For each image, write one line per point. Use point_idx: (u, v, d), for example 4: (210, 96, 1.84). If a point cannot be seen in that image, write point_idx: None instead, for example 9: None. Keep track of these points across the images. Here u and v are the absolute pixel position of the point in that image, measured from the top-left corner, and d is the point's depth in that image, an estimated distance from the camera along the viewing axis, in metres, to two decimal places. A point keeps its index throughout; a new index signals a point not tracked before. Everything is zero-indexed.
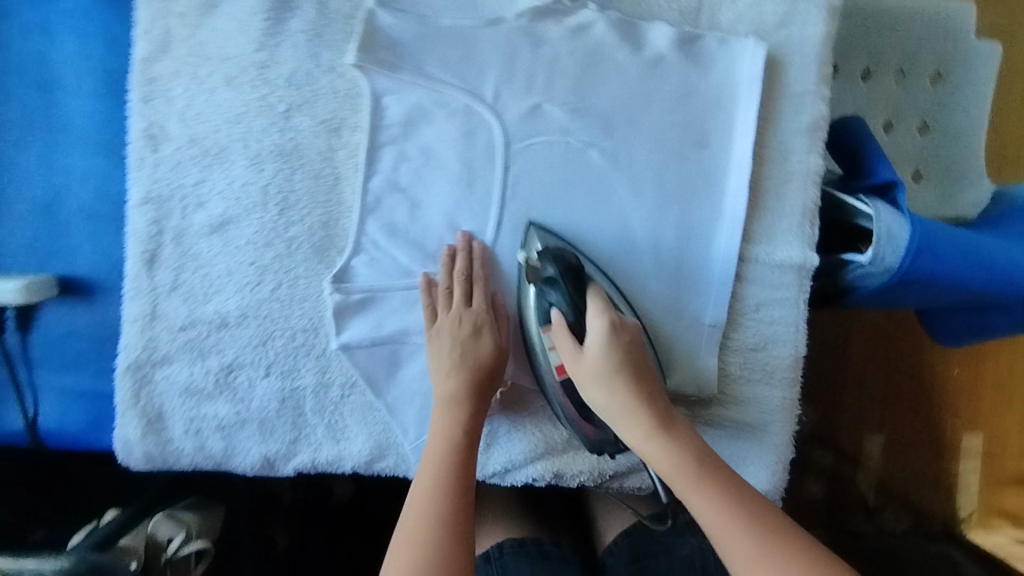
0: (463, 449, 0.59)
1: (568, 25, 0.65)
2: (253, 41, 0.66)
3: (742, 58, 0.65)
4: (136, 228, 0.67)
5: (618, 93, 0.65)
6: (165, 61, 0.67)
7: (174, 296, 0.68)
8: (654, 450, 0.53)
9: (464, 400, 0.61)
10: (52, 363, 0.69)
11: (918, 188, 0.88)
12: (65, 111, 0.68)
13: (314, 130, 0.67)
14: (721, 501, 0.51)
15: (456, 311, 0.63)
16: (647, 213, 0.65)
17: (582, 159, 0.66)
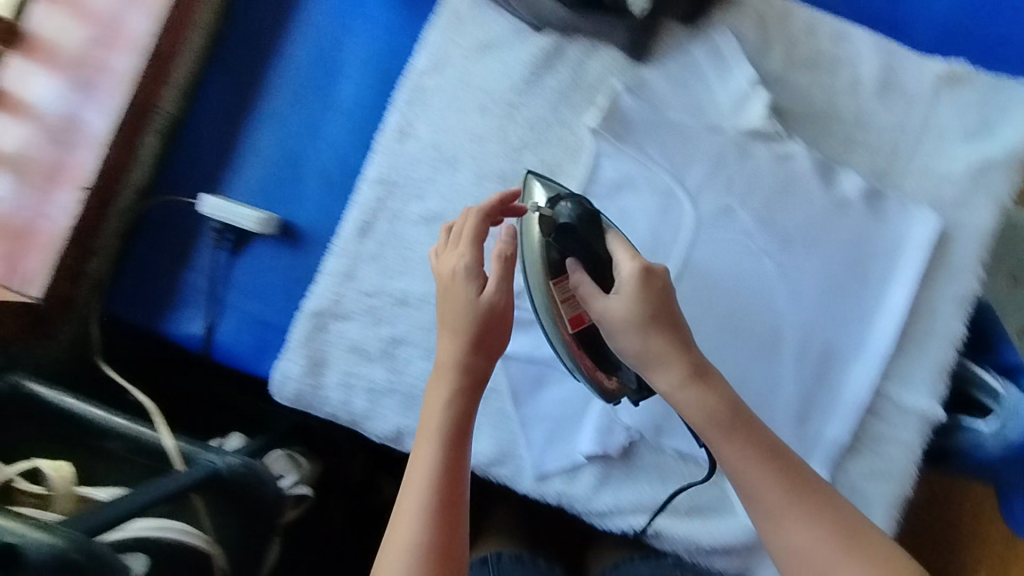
0: (450, 463, 0.59)
1: (775, 150, 0.74)
2: (511, 83, 0.77)
3: (914, 225, 0.73)
4: (364, 200, 0.76)
5: (803, 218, 0.74)
6: (436, 77, 0.77)
7: (372, 265, 0.76)
8: (693, 398, 0.60)
9: (451, 393, 0.62)
10: (245, 289, 0.77)
11: None
12: (339, 90, 0.79)
13: (535, 167, 0.76)
14: (760, 460, 0.59)
15: (451, 294, 0.64)
16: (800, 325, 0.73)
17: (756, 263, 0.74)
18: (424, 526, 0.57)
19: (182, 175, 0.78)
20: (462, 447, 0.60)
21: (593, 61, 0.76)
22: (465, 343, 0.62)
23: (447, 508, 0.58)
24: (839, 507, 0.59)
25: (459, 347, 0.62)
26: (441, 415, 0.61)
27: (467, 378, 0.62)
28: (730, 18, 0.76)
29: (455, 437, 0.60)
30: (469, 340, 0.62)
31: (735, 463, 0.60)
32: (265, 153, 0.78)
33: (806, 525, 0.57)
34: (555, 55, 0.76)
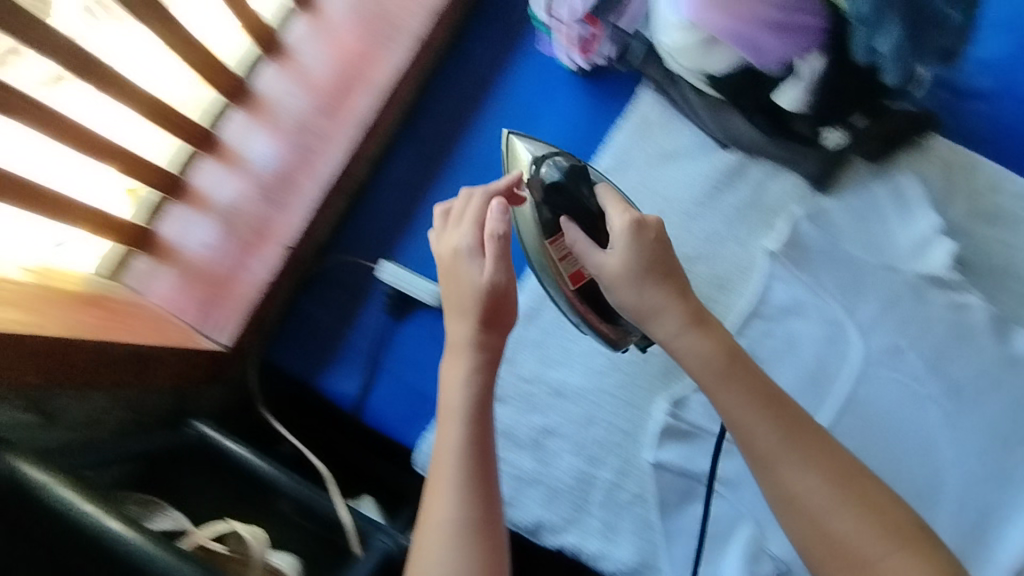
0: (474, 439, 0.56)
1: (952, 299, 0.73)
2: (693, 195, 0.78)
3: None
4: (535, 287, 0.78)
5: (975, 369, 0.72)
6: (617, 179, 0.79)
7: (534, 351, 0.77)
8: (697, 347, 0.58)
9: (471, 363, 0.58)
10: (404, 357, 0.77)
11: None
12: None
13: (707, 281, 0.77)
14: (728, 379, 0.58)
15: (453, 276, 0.60)
16: (963, 479, 0.71)
17: (920, 409, 0.73)
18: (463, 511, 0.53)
19: (359, 236, 0.80)
20: (485, 423, 0.57)
21: (774, 185, 0.77)
22: (477, 322, 0.59)
23: (481, 486, 0.54)
24: (783, 416, 0.57)
25: (466, 318, 0.59)
26: (459, 386, 0.58)
27: (480, 352, 0.59)
28: (919, 163, 0.76)
29: (482, 412, 0.57)
30: (476, 316, 0.59)
31: (740, 407, 0.57)
32: None
33: (814, 477, 0.55)
34: (738, 173, 0.77)
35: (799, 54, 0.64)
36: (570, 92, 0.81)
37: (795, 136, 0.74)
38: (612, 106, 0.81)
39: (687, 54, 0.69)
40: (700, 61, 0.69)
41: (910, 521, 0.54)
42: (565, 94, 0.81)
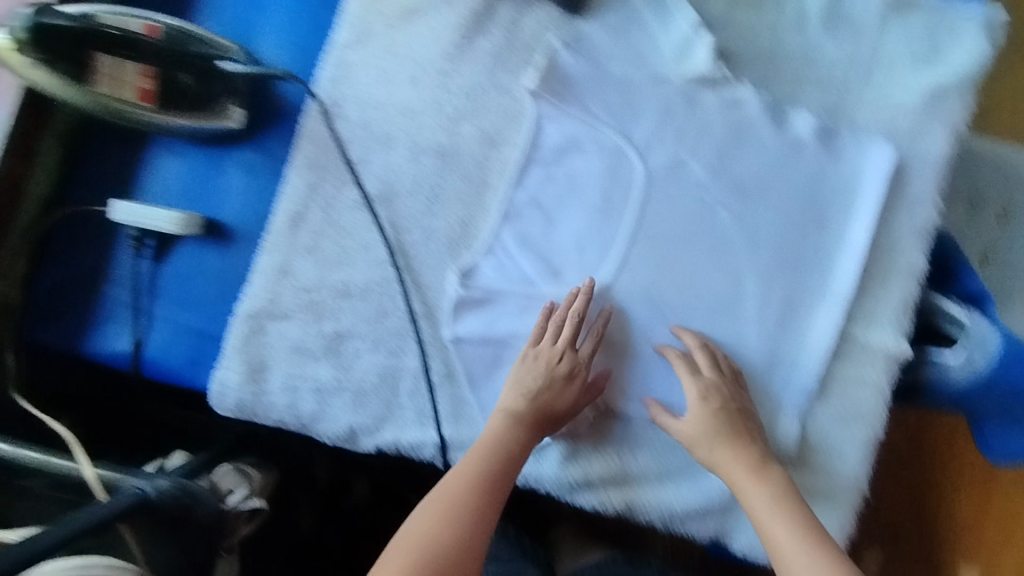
0: (496, 476, 0.65)
1: (723, 96, 0.71)
2: (442, 50, 0.71)
3: (871, 159, 0.70)
4: (293, 188, 0.70)
5: (755, 164, 0.71)
6: (359, 51, 0.71)
7: (308, 258, 0.71)
8: (756, 488, 0.64)
9: (520, 433, 0.67)
10: (173, 296, 0.72)
11: None
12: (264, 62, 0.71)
13: (476, 138, 0.71)
14: (749, 478, 0.64)
15: (547, 390, 0.67)
16: (762, 271, 0.70)
17: (709, 215, 0.71)
18: (459, 521, 0.62)
19: (95, 182, 0.73)
20: (505, 477, 0.65)
21: (524, 19, 0.72)
22: (533, 411, 0.67)
23: (491, 507, 0.64)
24: (758, 476, 0.64)
25: (524, 408, 0.67)
26: (504, 446, 0.66)
27: (518, 420, 0.67)
28: None
29: (511, 458, 0.66)
30: (536, 407, 0.67)
31: (725, 449, 0.66)
32: (182, 146, 0.72)
33: (762, 500, 0.63)
34: (486, 16, 0.72)
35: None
36: None
37: None
38: None
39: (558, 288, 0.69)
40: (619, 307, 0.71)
41: (809, 531, 0.60)
42: None
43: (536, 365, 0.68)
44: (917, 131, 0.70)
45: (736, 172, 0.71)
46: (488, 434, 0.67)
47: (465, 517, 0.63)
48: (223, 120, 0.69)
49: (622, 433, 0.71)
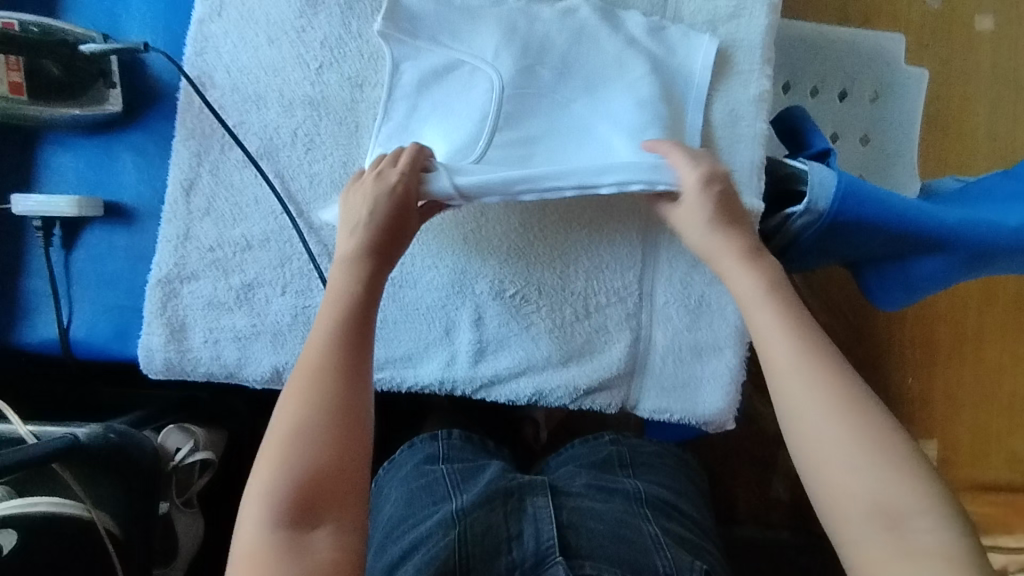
0: (352, 323, 0.63)
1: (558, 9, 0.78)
2: (296, 10, 0.78)
3: (701, 43, 0.78)
4: (180, 159, 0.76)
5: (600, 63, 0.77)
6: (219, 23, 0.78)
7: (207, 220, 0.77)
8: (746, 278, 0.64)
9: (369, 268, 0.66)
10: (87, 279, 0.77)
11: (868, 150, 1.20)
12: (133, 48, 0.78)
13: (340, 84, 0.78)
14: (736, 265, 0.66)
15: (381, 211, 0.67)
16: None
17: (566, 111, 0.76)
18: (324, 376, 0.59)
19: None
20: (361, 325, 0.63)
21: None
22: (370, 246, 0.67)
23: (357, 354, 0.61)
24: (748, 264, 0.65)
25: (360, 246, 0.66)
26: (349, 289, 0.65)
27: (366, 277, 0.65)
28: None
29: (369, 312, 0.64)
30: (370, 246, 0.67)
31: (738, 275, 0.65)
32: (71, 140, 0.77)
33: (747, 282, 0.64)
34: None
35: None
36: None
37: None
38: None
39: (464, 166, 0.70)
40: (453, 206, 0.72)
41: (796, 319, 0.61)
42: None
43: (364, 194, 0.68)
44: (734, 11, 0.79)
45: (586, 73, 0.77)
46: (339, 278, 0.66)
47: (332, 368, 0.60)
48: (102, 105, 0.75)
49: (524, 325, 0.76)
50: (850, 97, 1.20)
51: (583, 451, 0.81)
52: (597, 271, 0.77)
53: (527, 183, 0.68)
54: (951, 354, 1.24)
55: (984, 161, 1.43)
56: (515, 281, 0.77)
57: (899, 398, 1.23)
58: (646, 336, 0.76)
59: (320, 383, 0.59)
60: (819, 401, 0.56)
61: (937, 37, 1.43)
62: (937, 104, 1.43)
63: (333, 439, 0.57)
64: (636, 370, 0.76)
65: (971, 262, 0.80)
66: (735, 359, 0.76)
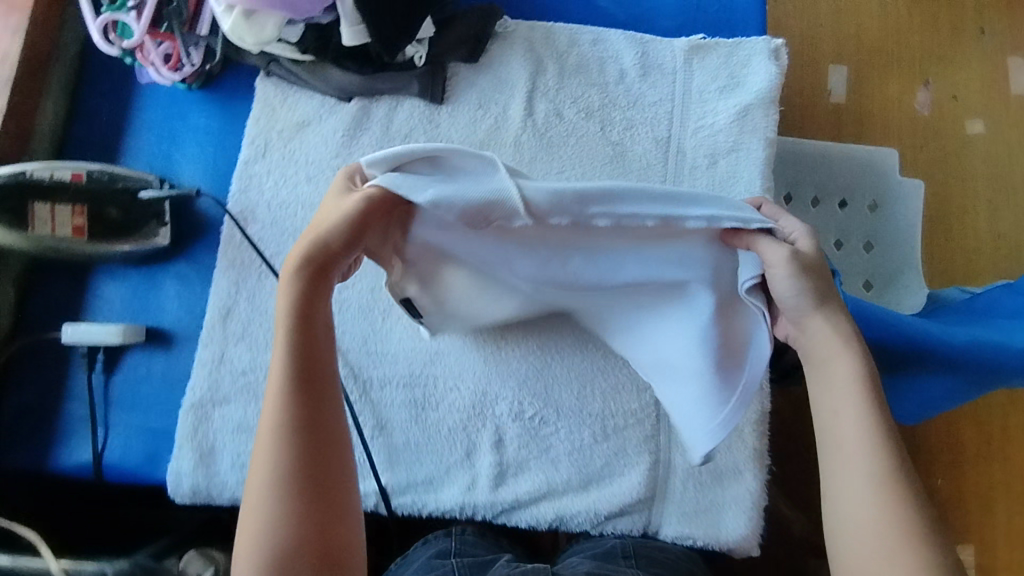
0: (303, 371, 0.59)
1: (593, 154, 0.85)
2: (333, 151, 0.86)
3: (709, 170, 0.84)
4: (220, 288, 0.82)
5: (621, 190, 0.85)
6: (263, 163, 0.85)
7: (240, 345, 0.80)
8: (842, 360, 0.63)
9: (308, 289, 0.61)
10: (125, 402, 0.80)
11: (871, 257, 1.23)
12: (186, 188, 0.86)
13: None
14: (839, 349, 0.63)
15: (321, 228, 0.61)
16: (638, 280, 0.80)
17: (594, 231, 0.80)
18: (284, 444, 0.57)
19: (45, 313, 0.83)
20: (312, 375, 0.59)
21: (397, 116, 0.86)
22: (305, 265, 0.60)
23: (315, 410, 0.58)
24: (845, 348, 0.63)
25: (296, 265, 0.61)
26: (289, 326, 0.60)
27: (299, 318, 0.60)
28: (507, 49, 0.88)
29: (311, 355, 0.60)
30: (308, 265, 0.60)
31: (838, 368, 0.63)
32: (122, 271, 0.83)
33: (841, 366, 0.62)
34: (365, 117, 0.86)
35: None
36: (196, 111, 0.87)
37: (396, 65, 0.85)
38: (239, 106, 0.88)
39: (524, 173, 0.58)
40: (444, 196, 0.56)
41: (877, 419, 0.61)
42: (193, 116, 0.87)
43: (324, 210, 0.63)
44: (736, 144, 0.85)
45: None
46: (280, 310, 0.61)
47: (284, 432, 0.57)
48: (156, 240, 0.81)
49: (543, 448, 0.77)
50: (850, 205, 1.25)
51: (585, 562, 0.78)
52: (614, 391, 0.78)
53: (599, 201, 0.57)
54: (978, 460, 1.21)
55: (991, 262, 1.45)
56: (534, 403, 0.78)
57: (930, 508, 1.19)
58: (666, 459, 0.77)
59: (283, 450, 0.57)
60: (875, 526, 0.57)
61: (930, 146, 1.51)
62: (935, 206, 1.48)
63: (307, 508, 0.56)
64: (657, 494, 0.76)
65: (981, 381, 0.82)
66: (756, 483, 0.76)
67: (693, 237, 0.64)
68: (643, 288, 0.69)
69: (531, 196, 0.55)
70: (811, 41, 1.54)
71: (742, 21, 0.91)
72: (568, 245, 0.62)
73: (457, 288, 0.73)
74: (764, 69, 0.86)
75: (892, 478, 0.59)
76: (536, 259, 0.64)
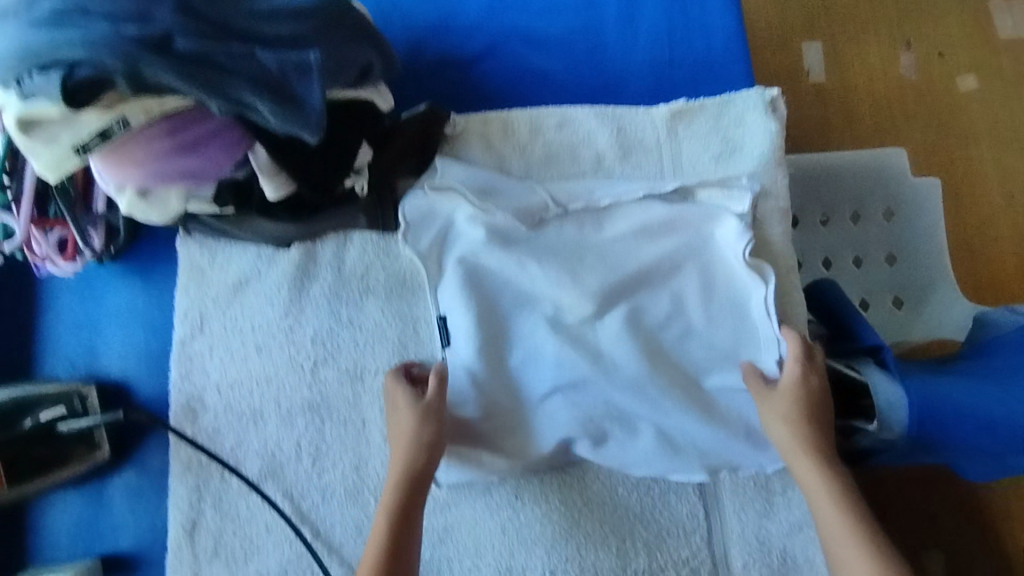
0: (409, 501, 0.62)
1: (585, 252, 0.72)
2: (282, 310, 0.73)
3: (724, 246, 0.71)
4: (179, 499, 0.70)
5: (629, 286, 0.71)
6: (203, 339, 0.73)
7: (216, 561, 0.69)
8: (809, 472, 0.63)
9: (410, 421, 0.65)
10: None
11: (897, 269, 1.10)
12: (119, 381, 0.73)
13: (339, 379, 0.72)
14: (817, 481, 0.62)
15: (398, 412, 0.66)
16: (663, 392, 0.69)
17: (597, 343, 0.69)
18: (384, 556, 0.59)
19: None
20: (418, 503, 0.63)
21: (348, 254, 0.74)
22: (411, 417, 0.65)
23: (411, 538, 0.61)
24: (821, 465, 0.63)
25: (403, 406, 0.66)
26: (396, 457, 0.64)
27: (411, 478, 0.63)
28: (461, 152, 0.76)
29: (415, 497, 0.63)
30: (415, 436, 0.65)
31: (808, 478, 0.63)
32: (62, 495, 0.71)
33: (826, 504, 0.61)
34: (312, 263, 0.74)
35: (245, 146, 0.61)
36: (116, 290, 0.75)
37: (336, 199, 0.71)
38: (163, 272, 0.76)
39: (563, 186, 0.74)
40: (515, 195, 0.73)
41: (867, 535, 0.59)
42: (113, 295, 0.75)
43: (399, 413, 0.66)
44: (745, 220, 0.70)
45: (593, 333, 0.70)
46: (393, 439, 0.66)
47: (386, 550, 0.60)
48: (96, 456, 0.69)
49: None
50: (864, 218, 1.12)
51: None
52: (658, 540, 0.68)
53: (609, 193, 0.73)
54: None
55: None
56: (568, 569, 0.68)
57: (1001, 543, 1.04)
58: None
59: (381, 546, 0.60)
60: None
61: None
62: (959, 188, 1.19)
63: None
64: None
65: None
66: None
67: (674, 251, 0.71)
68: (644, 295, 0.71)
69: (557, 194, 0.73)
70: (781, 14, 1.27)
71: (725, 70, 0.78)
72: (589, 231, 0.73)
73: (486, 358, 0.70)
74: (762, 127, 0.74)
75: None
76: (558, 259, 0.71)
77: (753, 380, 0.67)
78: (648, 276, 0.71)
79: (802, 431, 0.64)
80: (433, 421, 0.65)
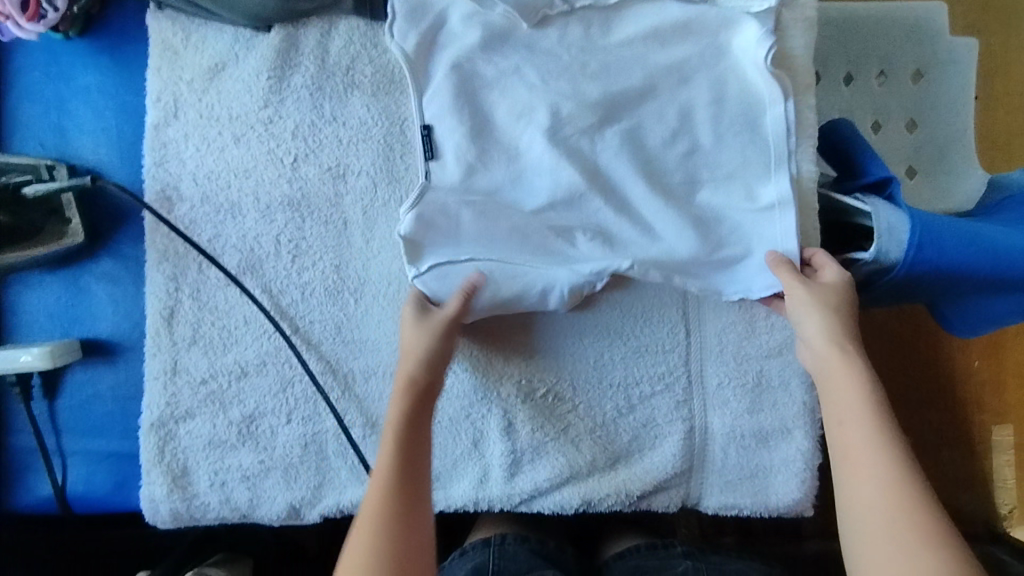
0: (416, 408, 0.60)
1: (588, 53, 0.65)
2: (259, 99, 0.68)
3: (743, 56, 0.64)
4: (156, 287, 0.68)
5: (633, 92, 0.65)
6: (176, 126, 0.69)
7: (194, 349, 0.69)
8: (839, 370, 0.57)
9: (417, 364, 0.62)
10: (76, 428, 0.70)
11: (916, 137, 1.03)
12: (88, 165, 0.70)
13: (320, 178, 0.69)
14: (844, 372, 0.57)
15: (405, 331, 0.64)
16: (657, 209, 0.65)
17: (593, 153, 0.65)
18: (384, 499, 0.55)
19: None
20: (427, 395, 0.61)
21: (333, 42, 0.68)
22: (413, 383, 0.61)
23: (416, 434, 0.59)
24: (845, 355, 0.58)
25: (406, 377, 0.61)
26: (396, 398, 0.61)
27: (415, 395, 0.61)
28: None
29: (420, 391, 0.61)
30: (415, 381, 0.61)
31: (838, 377, 0.57)
32: (39, 278, 0.70)
33: (843, 383, 0.57)
34: (293, 51, 0.68)
35: None
36: (84, 68, 0.70)
37: None
38: (134, 54, 0.70)
39: None
40: None
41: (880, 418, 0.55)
42: (80, 74, 0.70)
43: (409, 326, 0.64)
44: (767, 24, 0.63)
45: (590, 144, 0.65)
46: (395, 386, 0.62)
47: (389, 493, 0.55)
48: (70, 238, 0.67)
49: (561, 428, 0.68)
50: (890, 78, 1.03)
51: (654, 566, 0.75)
52: (636, 355, 0.67)
53: None
54: None
55: None
56: (545, 378, 0.68)
57: (966, 422, 1.05)
58: (702, 424, 0.67)
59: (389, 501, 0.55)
60: (904, 554, 0.48)
61: None
62: (996, 51, 1.08)
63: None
64: (695, 465, 0.67)
65: None
66: (806, 440, 0.67)
67: (686, 58, 0.65)
68: (649, 104, 0.65)
69: None
70: None
71: None
72: (593, 35, 0.66)
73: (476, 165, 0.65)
74: None
75: (907, 494, 0.51)
76: (559, 64, 0.65)
77: (787, 270, 0.62)
78: (655, 86, 0.65)
79: (831, 324, 0.59)
80: (437, 363, 0.62)
